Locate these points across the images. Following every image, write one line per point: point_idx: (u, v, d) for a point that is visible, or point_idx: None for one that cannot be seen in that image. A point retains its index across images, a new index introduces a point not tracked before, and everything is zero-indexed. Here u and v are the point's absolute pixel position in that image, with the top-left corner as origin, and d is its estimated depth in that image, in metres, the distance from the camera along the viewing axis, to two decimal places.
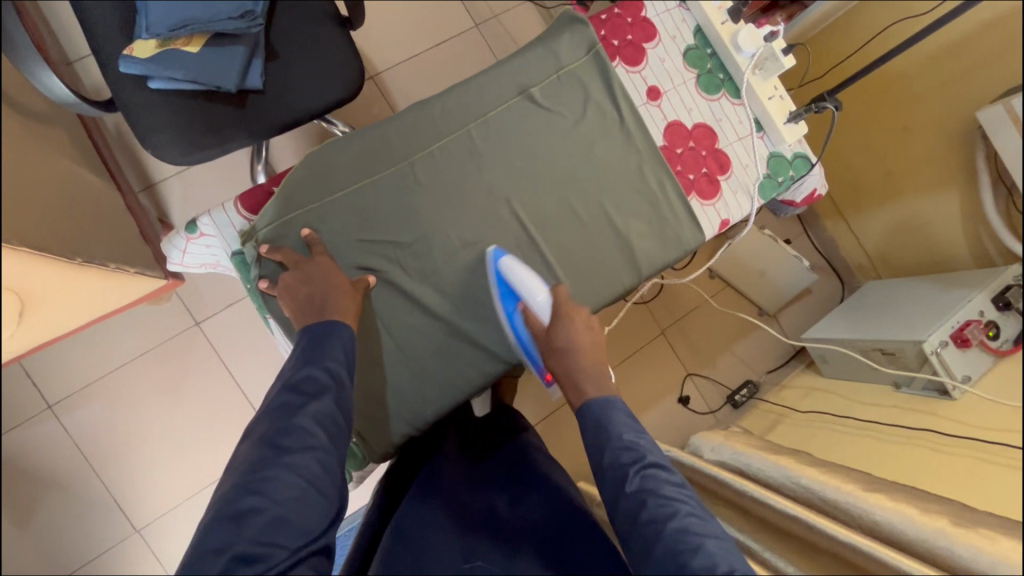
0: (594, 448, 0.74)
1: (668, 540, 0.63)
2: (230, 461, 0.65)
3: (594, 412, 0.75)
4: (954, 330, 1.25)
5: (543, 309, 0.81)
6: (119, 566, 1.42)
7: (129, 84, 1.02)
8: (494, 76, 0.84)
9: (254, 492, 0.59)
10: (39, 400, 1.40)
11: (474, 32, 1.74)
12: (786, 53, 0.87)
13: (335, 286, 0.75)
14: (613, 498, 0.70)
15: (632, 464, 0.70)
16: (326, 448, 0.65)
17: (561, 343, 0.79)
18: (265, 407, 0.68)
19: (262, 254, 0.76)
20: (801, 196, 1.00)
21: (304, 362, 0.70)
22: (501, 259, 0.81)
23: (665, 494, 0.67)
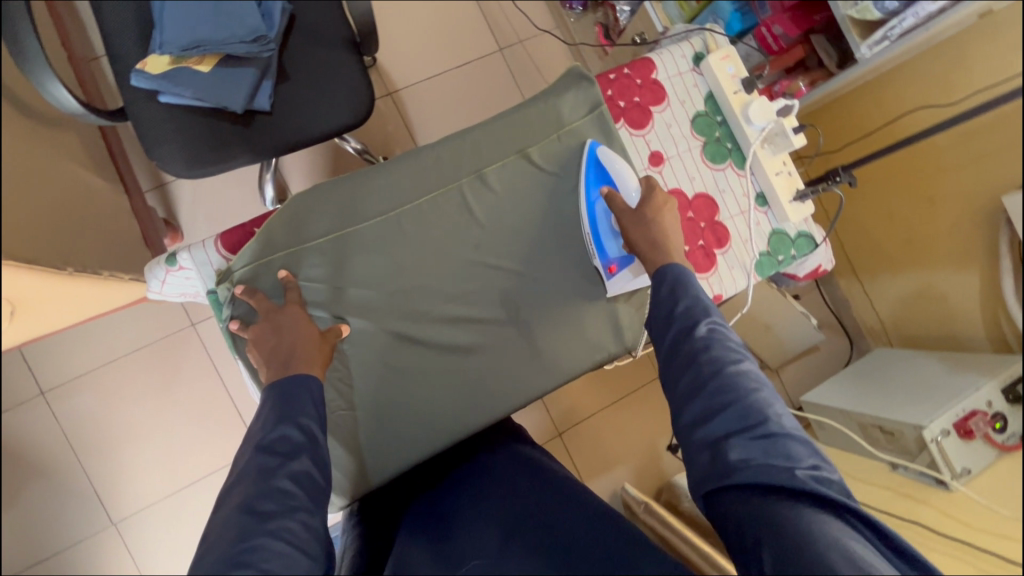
0: (666, 295, 0.72)
1: (727, 378, 0.64)
2: (203, 537, 0.60)
3: (674, 269, 0.74)
4: (957, 419, 1.18)
5: (632, 196, 0.81)
6: (92, 557, 1.44)
7: (140, 95, 1.03)
8: (494, 131, 0.82)
9: (243, 563, 0.55)
10: (33, 385, 1.42)
11: (498, 56, 1.73)
12: (797, 131, 0.83)
13: (307, 339, 0.75)
14: (674, 341, 0.69)
15: (702, 315, 0.70)
16: (309, 507, 0.63)
17: (647, 218, 0.78)
18: (237, 474, 0.65)
19: (236, 294, 0.76)
20: (804, 271, 0.96)
21: (277, 421, 0.68)
22: (598, 148, 0.82)
23: (732, 344, 0.68)
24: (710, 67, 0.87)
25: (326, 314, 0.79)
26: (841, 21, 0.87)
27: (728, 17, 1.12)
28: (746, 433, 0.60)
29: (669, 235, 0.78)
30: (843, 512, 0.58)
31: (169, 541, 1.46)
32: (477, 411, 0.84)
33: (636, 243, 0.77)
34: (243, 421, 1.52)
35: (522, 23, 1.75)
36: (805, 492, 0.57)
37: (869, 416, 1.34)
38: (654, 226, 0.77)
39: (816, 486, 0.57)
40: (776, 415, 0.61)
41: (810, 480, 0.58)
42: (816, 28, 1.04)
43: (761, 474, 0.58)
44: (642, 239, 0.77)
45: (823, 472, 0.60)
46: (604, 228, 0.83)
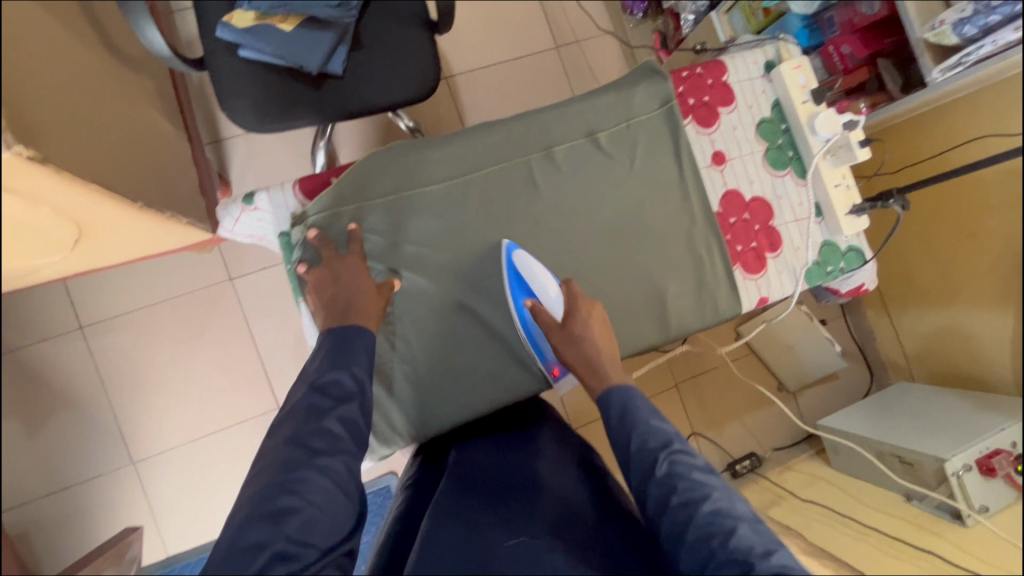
0: (619, 433, 0.71)
1: (702, 522, 0.61)
2: (255, 459, 0.66)
3: (619, 397, 0.74)
4: (980, 455, 1.17)
5: (556, 305, 0.82)
6: (107, 494, 1.46)
7: (221, 48, 1.07)
8: (566, 113, 0.85)
9: (290, 492, 0.61)
10: (74, 319, 1.47)
11: (553, 53, 1.75)
12: (862, 146, 0.84)
13: (363, 290, 0.78)
14: (642, 482, 0.67)
15: (659, 448, 0.68)
16: (353, 451, 0.68)
17: (576, 335, 0.79)
18: (289, 407, 0.70)
19: (309, 237, 0.80)
20: (847, 288, 0.97)
21: (331, 365, 0.72)
22: (516, 252, 0.82)
23: (696, 478, 0.65)
24: (782, 76, 0.89)
25: (382, 268, 0.83)
26: (916, 43, 0.89)
27: (796, 32, 1.16)
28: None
29: (602, 343, 0.79)
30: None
31: (184, 487, 1.49)
32: (519, 382, 0.86)
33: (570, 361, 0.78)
34: (269, 377, 1.54)
35: (581, 23, 1.78)
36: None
37: (889, 445, 1.36)
38: (583, 340, 0.78)
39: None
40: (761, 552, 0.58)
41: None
42: (884, 51, 1.05)
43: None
44: (579, 348, 0.78)
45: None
46: (537, 332, 0.84)
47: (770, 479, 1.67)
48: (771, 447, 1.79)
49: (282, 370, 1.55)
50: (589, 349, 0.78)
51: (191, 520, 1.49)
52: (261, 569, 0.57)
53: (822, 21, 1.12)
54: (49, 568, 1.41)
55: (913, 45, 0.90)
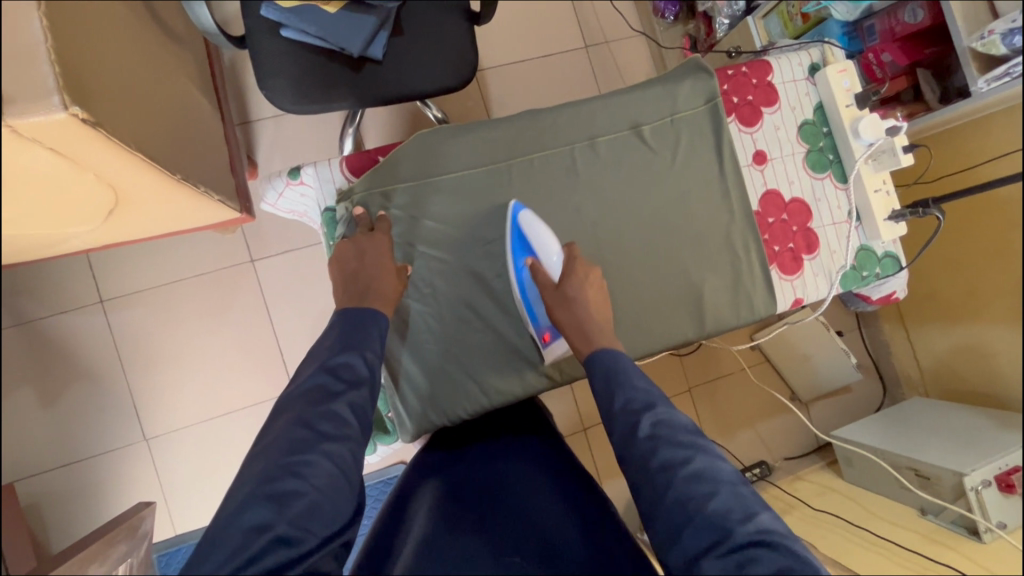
0: (604, 394, 0.74)
1: (680, 487, 0.63)
2: (258, 440, 0.65)
3: (607, 359, 0.76)
4: (1000, 472, 1.17)
5: (555, 264, 0.82)
6: (118, 469, 1.46)
7: (262, 27, 1.08)
8: (611, 105, 0.86)
9: (295, 474, 0.60)
10: (94, 293, 1.47)
11: (582, 52, 1.76)
12: (906, 151, 0.84)
13: (384, 268, 0.79)
14: (624, 442, 0.70)
15: (643, 410, 0.70)
16: (357, 438, 0.68)
17: (571, 296, 0.80)
18: (297, 388, 0.69)
19: (355, 216, 0.82)
20: (878, 294, 0.97)
21: (343, 348, 0.72)
22: (522, 212, 0.82)
23: (680, 441, 0.67)
24: (827, 78, 0.89)
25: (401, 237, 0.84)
26: (963, 51, 0.90)
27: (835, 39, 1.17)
28: (715, 550, 0.59)
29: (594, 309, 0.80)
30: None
31: (194, 467, 1.48)
32: (551, 372, 0.86)
33: (560, 322, 0.79)
34: (284, 361, 1.53)
35: (611, 24, 1.78)
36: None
37: (904, 458, 1.35)
38: (577, 302, 0.79)
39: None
40: (739, 521, 0.60)
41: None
42: (924, 61, 1.05)
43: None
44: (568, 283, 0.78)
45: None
46: (533, 295, 0.84)
47: (781, 488, 1.65)
48: (782, 457, 1.78)
49: (297, 353, 1.54)
50: (582, 315, 0.79)
51: (201, 499, 1.48)
52: (260, 553, 0.54)
53: (862, 29, 1.14)
54: (57, 540, 1.40)
55: (959, 53, 0.91)
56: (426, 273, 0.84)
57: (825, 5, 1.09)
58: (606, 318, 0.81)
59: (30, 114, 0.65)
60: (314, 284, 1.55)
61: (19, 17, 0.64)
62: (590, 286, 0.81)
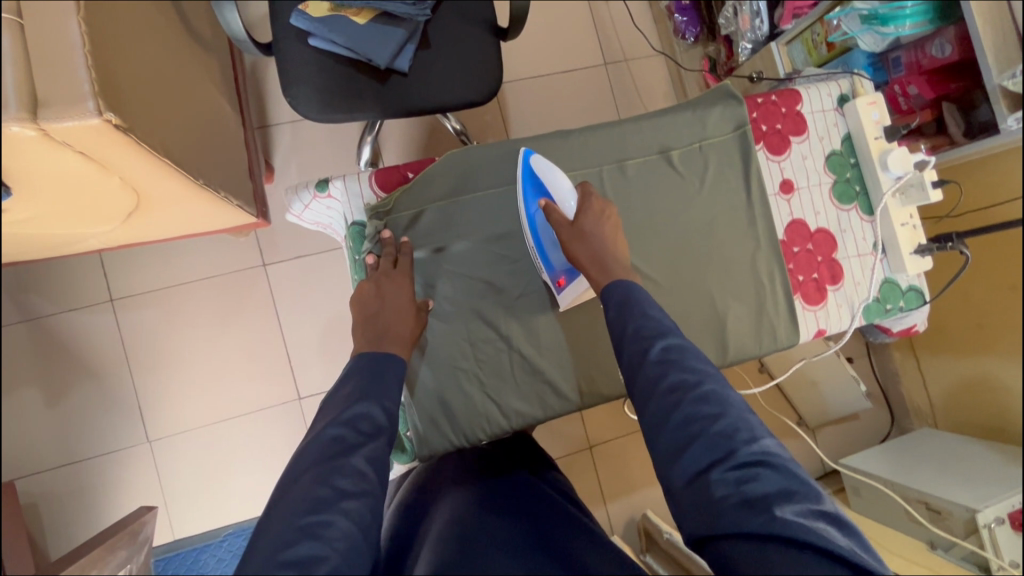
0: (616, 320, 0.73)
1: (688, 407, 0.63)
2: (272, 501, 0.61)
3: (620, 290, 0.74)
4: (1013, 509, 1.18)
5: (570, 205, 0.81)
6: (119, 471, 1.44)
7: (291, 36, 1.08)
8: (640, 129, 0.85)
9: (312, 537, 0.56)
10: (105, 291, 1.46)
11: (602, 69, 1.76)
12: (935, 185, 0.83)
13: (403, 301, 0.80)
14: (631, 366, 0.69)
15: (654, 335, 0.69)
16: (377, 493, 0.64)
17: (586, 231, 0.79)
18: (310, 442, 0.66)
19: (383, 235, 0.83)
20: (899, 327, 0.97)
21: (361, 396, 0.70)
22: (532, 156, 0.81)
23: (691, 366, 0.66)
24: (856, 110, 0.88)
25: (425, 256, 0.84)
26: (994, 90, 0.90)
27: (860, 68, 1.18)
28: (719, 466, 0.59)
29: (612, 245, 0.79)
30: (851, 550, 0.54)
31: (195, 471, 1.46)
32: (569, 394, 0.85)
33: (577, 256, 0.77)
34: (290, 366, 1.52)
35: (630, 42, 1.79)
36: (796, 538, 0.54)
37: (915, 491, 1.32)
38: (593, 237, 0.78)
39: (800, 528, 0.54)
40: (749, 442, 0.60)
41: (793, 514, 0.55)
42: (950, 95, 1.05)
43: (746, 519, 0.55)
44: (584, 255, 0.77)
45: (823, 507, 0.57)
46: (547, 238, 0.83)
47: None
48: None
49: (304, 358, 1.52)
50: (600, 248, 0.78)
51: (201, 505, 1.46)
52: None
53: (888, 60, 1.15)
54: (54, 541, 1.38)
55: (990, 91, 0.91)
56: (448, 289, 0.84)
57: (852, 35, 1.09)
58: (620, 255, 0.80)
59: (64, 118, 0.64)
60: (324, 290, 1.54)
61: (61, 22, 0.64)
62: (604, 222, 0.81)
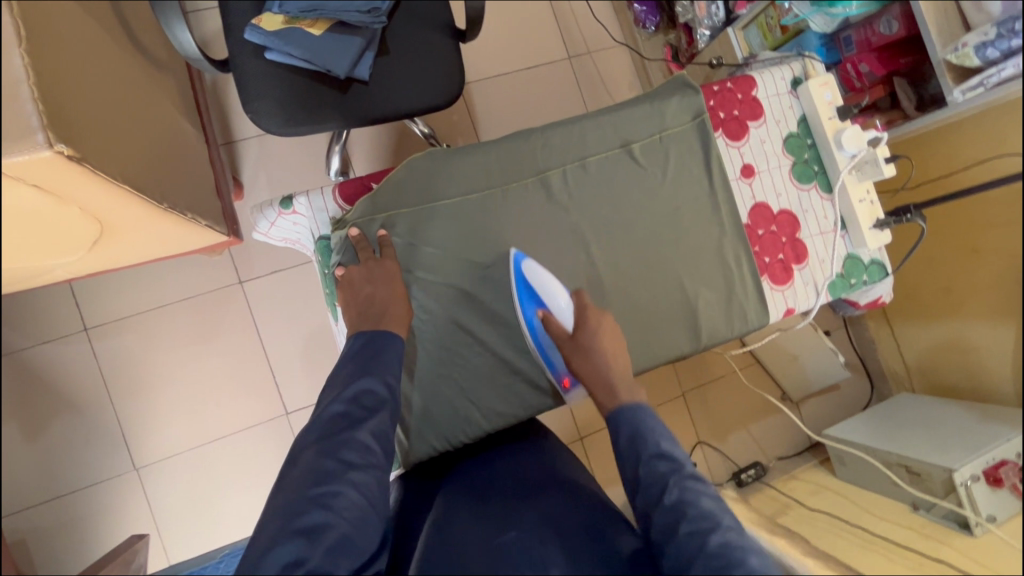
0: (629, 452, 0.73)
1: (711, 554, 0.60)
2: (283, 471, 0.65)
3: (630, 415, 0.75)
4: (988, 466, 1.14)
5: (566, 314, 0.83)
6: (106, 501, 1.42)
7: (247, 50, 1.08)
8: (601, 124, 0.87)
9: (322, 506, 0.60)
10: (78, 321, 1.43)
11: (567, 63, 1.77)
12: (888, 162, 0.86)
13: (393, 293, 0.80)
14: (648, 508, 0.68)
15: (669, 472, 0.69)
16: (383, 466, 0.67)
17: (586, 344, 0.81)
18: (316, 417, 0.70)
19: (349, 238, 0.82)
20: (865, 300, 0.99)
21: (362, 373, 0.72)
22: (524, 263, 0.83)
23: (706, 509, 0.65)
24: (809, 91, 0.91)
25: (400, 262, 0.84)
26: (939, 63, 0.94)
27: (813, 50, 1.21)
28: None
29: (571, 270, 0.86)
30: None
31: (184, 495, 1.45)
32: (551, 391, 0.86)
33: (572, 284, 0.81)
34: (274, 382, 1.51)
35: (593, 35, 1.80)
36: None
37: (897, 455, 1.39)
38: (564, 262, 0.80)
39: None
40: None
41: None
42: (900, 71, 1.09)
43: None
44: (588, 372, 0.80)
45: None
46: (547, 343, 0.85)
47: (776, 489, 1.68)
48: (774, 457, 1.82)
49: (289, 374, 1.51)
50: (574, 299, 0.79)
51: (192, 527, 1.45)
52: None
53: (839, 40, 1.17)
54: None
55: (935, 65, 0.95)
56: (421, 296, 0.84)
57: (803, 17, 1.11)
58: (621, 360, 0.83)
59: (13, 153, 0.63)
60: (302, 303, 1.53)
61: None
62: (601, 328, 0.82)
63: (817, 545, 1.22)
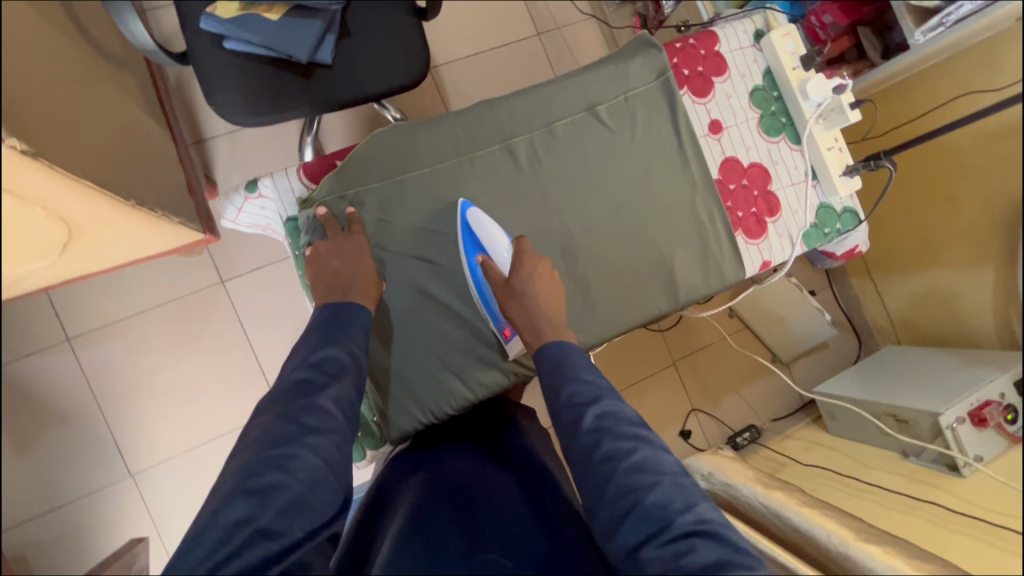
0: (550, 382, 0.71)
1: (623, 477, 0.59)
2: (240, 437, 0.63)
3: (551, 352, 0.72)
4: (971, 408, 1.21)
5: (504, 259, 0.82)
6: (104, 509, 1.41)
7: (205, 41, 1.05)
8: (565, 88, 0.86)
9: (278, 467, 0.57)
10: (60, 332, 1.42)
11: (536, 40, 1.75)
12: (853, 108, 0.87)
13: (364, 268, 0.79)
14: (568, 436, 0.65)
15: (587, 401, 0.66)
16: (343, 431, 0.65)
17: (519, 287, 0.78)
18: (278, 385, 0.68)
19: (317, 217, 0.82)
20: (843, 250, 1.00)
21: (326, 341, 0.71)
22: (471, 210, 0.82)
23: (623, 432, 0.63)
24: (772, 43, 0.91)
25: (373, 239, 0.83)
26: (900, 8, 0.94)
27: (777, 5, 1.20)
28: (656, 540, 0.55)
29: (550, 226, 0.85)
30: None
31: (182, 498, 1.45)
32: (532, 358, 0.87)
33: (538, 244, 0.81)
34: (265, 379, 1.51)
35: (561, 10, 1.78)
36: None
37: (882, 405, 1.38)
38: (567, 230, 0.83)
39: None
40: (680, 512, 0.56)
41: None
42: (866, 18, 1.08)
43: None
44: (518, 312, 0.77)
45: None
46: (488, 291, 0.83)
47: (771, 449, 1.69)
48: (769, 419, 1.83)
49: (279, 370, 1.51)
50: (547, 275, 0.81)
51: None
52: (241, 548, 0.52)
53: None
54: None
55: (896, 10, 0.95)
56: (396, 273, 0.84)
57: None
58: (557, 306, 0.80)
59: None
60: (286, 298, 1.52)
61: None
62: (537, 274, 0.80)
63: (811, 496, 1.24)
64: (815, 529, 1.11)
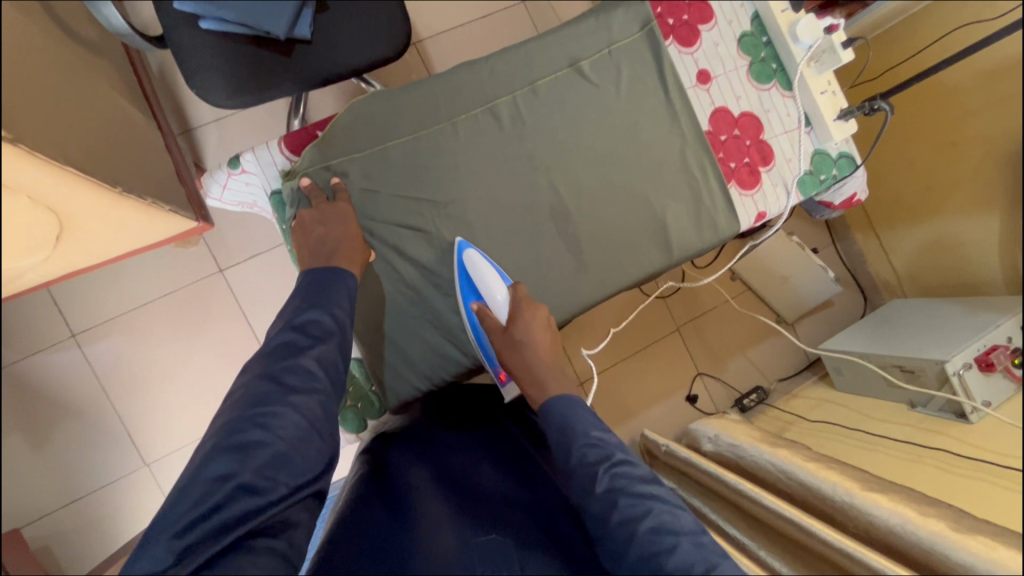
0: (560, 448, 0.68)
1: (641, 541, 0.58)
2: (226, 396, 0.64)
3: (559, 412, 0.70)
4: (979, 352, 1.13)
5: (502, 308, 0.81)
6: (123, 498, 1.44)
7: (179, 21, 1.03)
8: (546, 44, 0.84)
9: (259, 425, 0.58)
10: (64, 328, 1.43)
11: (521, 6, 1.71)
12: (845, 48, 0.83)
13: (352, 239, 0.79)
14: (581, 495, 0.64)
15: (600, 462, 0.65)
16: (327, 392, 0.65)
17: (519, 338, 0.78)
18: (265, 346, 0.68)
19: (300, 189, 0.81)
20: (840, 199, 0.98)
21: (308, 306, 0.71)
22: (466, 251, 0.82)
23: (639, 492, 0.62)
24: None
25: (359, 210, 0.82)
26: None
27: None
28: None
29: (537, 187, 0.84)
30: None
31: None
32: None
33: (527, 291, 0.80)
34: None
35: None
36: None
37: (890, 356, 1.36)
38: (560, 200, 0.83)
39: None
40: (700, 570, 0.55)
41: None
42: None
43: None
44: (517, 364, 0.77)
45: None
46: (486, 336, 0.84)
47: (778, 408, 1.69)
48: (776, 379, 1.83)
49: None
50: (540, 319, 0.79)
51: None
52: (224, 502, 0.53)
53: None
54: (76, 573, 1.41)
55: None
56: (385, 243, 0.83)
57: None
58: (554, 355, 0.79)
59: None
60: (284, 282, 1.52)
61: None
62: (536, 323, 0.80)
63: (817, 451, 1.24)
64: (822, 482, 1.11)
